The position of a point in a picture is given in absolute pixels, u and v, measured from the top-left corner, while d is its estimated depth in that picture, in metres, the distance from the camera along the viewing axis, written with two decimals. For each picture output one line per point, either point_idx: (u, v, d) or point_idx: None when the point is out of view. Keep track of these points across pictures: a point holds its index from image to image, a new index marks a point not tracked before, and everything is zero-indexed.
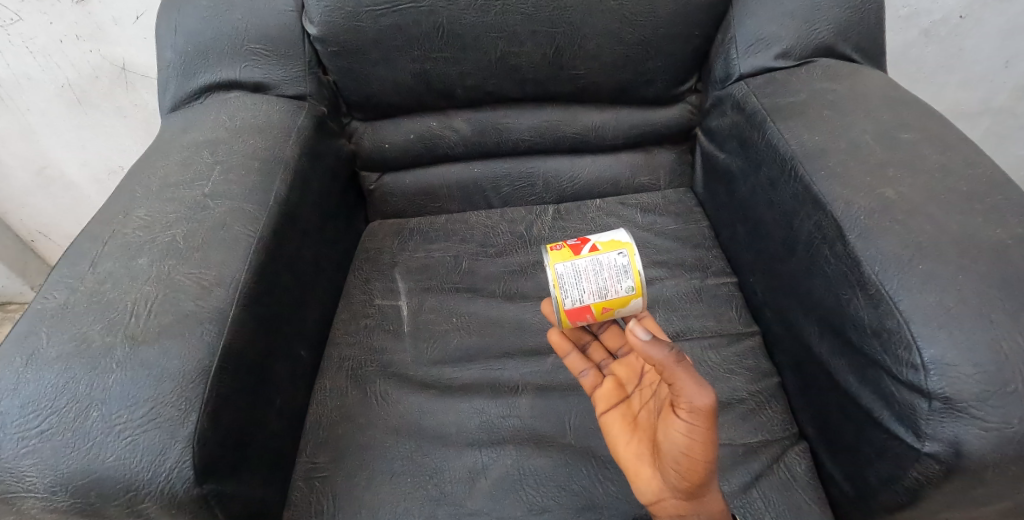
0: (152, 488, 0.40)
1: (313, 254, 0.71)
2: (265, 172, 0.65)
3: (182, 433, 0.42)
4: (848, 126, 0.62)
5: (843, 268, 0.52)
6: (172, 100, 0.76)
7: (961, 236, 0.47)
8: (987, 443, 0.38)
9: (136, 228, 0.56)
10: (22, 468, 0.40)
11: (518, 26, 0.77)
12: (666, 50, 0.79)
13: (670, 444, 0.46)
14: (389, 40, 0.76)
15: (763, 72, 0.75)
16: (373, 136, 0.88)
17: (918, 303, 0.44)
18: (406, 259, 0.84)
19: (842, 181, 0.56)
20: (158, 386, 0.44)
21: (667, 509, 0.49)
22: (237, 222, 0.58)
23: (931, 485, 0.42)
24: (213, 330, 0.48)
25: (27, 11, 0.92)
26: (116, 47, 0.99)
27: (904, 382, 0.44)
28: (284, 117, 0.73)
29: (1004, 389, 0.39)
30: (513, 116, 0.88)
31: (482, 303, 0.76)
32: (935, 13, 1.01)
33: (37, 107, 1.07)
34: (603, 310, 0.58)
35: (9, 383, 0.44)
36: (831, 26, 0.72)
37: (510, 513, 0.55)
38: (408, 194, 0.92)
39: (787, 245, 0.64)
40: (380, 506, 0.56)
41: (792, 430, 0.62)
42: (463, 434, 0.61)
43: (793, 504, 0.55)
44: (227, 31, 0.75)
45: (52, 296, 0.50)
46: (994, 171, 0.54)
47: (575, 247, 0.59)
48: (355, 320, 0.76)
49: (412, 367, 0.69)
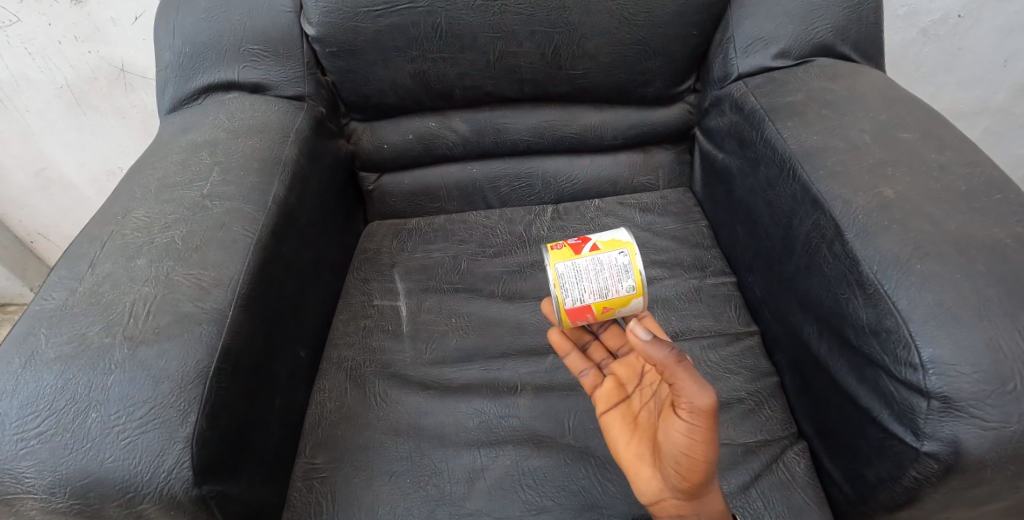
0: (151, 489, 0.40)
1: (312, 254, 0.71)
2: (264, 172, 0.65)
3: (181, 434, 0.42)
4: (846, 125, 0.62)
5: (842, 267, 0.52)
6: (171, 101, 0.76)
7: (960, 235, 0.47)
8: (986, 442, 0.38)
9: (135, 229, 0.56)
10: (21, 469, 0.40)
11: (517, 26, 0.77)
12: (664, 50, 0.79)
13: (670, 444, 0.46)
14: (387, 41, 0.76)
15: (761, 71, 0.75)
16: (372, 137, 0.88)
17: (917, 302, 0.44)
18: (405, 259, 0.84)
19: (841, 180, 0.56)
20: (157, 387, 0.44)
21: (667, 509, 0.49)
22: (235, 223, 0.58)
23: (930, 485, 0.42)
24: (212, 330, 0.48)
25: (26, 12, 0.92)
26: (115, 48, 0.99)
27: (903, 381, 0.44)
28: (283, 118, 0.73)
29: (1002, 388, 0.39)
30: (512, 116, 0.88)
31: (481, 303, 0.76)
32: (934, 12, 1.01)
33: (37, 109, 1.07)
34: (604, 309, 0.58)
35: (8, 384, 0.44)
36: (829, 26, 0.72)
37: (509, 513, 0.55)
38: (407, 195, 0.92)
39: (786, 244, 0.64)
40: (380, 507, 0.56)
41: (791, 429, 0.62)
42: (463, 434, 0.61)
43: (792, 503, 0.55)
44: (226, 32, 0.75)
45: (52, 297, 0.50)
46: (992, 170, 0.54)
47: (575, 246, 0.59)
48: (355, 321, 0.76)
49: (412, 367, 0.69)
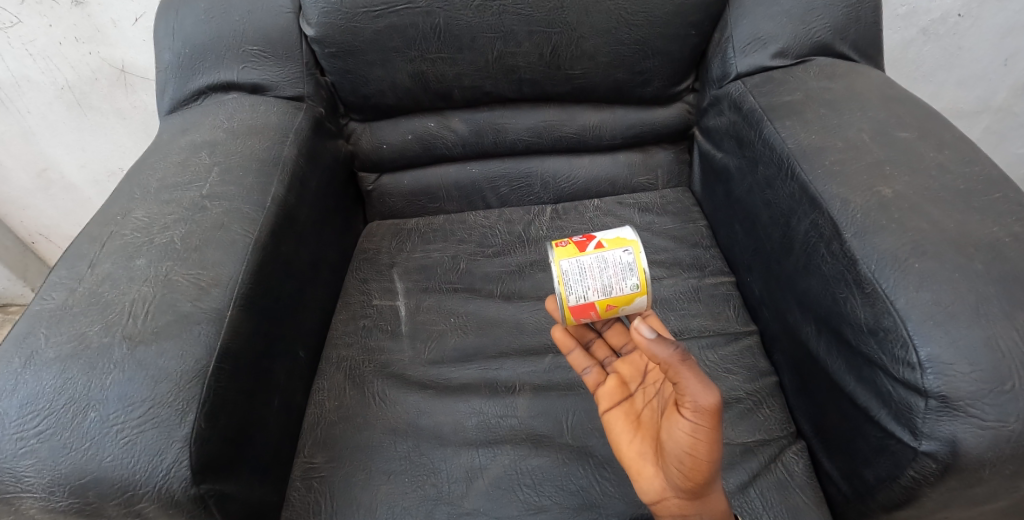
0: (150, 488, 0.40)
1: (311, 254, 0.71)
2: (263, 173, 0.65)
3: (179, 433, 0.42)
4: (845, 125, 0.61)
5: (840, 267, 0.52)
6: (172, 102, 0.76)
7: (957, 234, 0.47)
8: (985, 441, 0.38)
9: (134, 229, 0.57)
10: (21, 468, 0.41)
11: (516, 26, 0.77)
12: (663, 50, 0.79)
13: (673, 443, 0.46)
14: (386, 41, 0.76)
15: (759, 71, 0.75)
16: (371, 137, 0.88)
17: (913, 301, 0.44)
18: (404, 259, 0.84)
19: (839, 180, 0.56)
20: (155, 386, 0.44)
21: (668, 508, 0.48)
22: (234, 223, 0.58)
23: (928, 484, 0.42)
24: (211, 330, 0.49)
25: (26, 14, 0.93)
26: (115, 49, 0.99)
27: (901, 381, 0.43)
28: (282, 118, 0.74)
29: (1001, 388, 0.39)
30: (511, 116, 0.88)
31: (480, 303, 0.76)
32: (934, 11, 1.01)
33: (37, 110, 1.07)
34: (608, 307, 0.58)
35: (9, 383, 0.44)
36: (827, 25, 0.72)
37: (508, 513, 0.55)
38: (406, 194, 0.92)
39: (785, 244, 0.63)
40: (378, 506, 0.56)
41: (789, 429, 0.62)
42: (461, 433, 0.61)
43: (792, 503, 0.54)
44: (226, 33, 0.75)
45: (51, 297, 0.51)
46: (992, 169, 0.53)
47: (581, 244, 0.59)
48: (354, 320, 0.76)
49: (410, 367, 0.69)
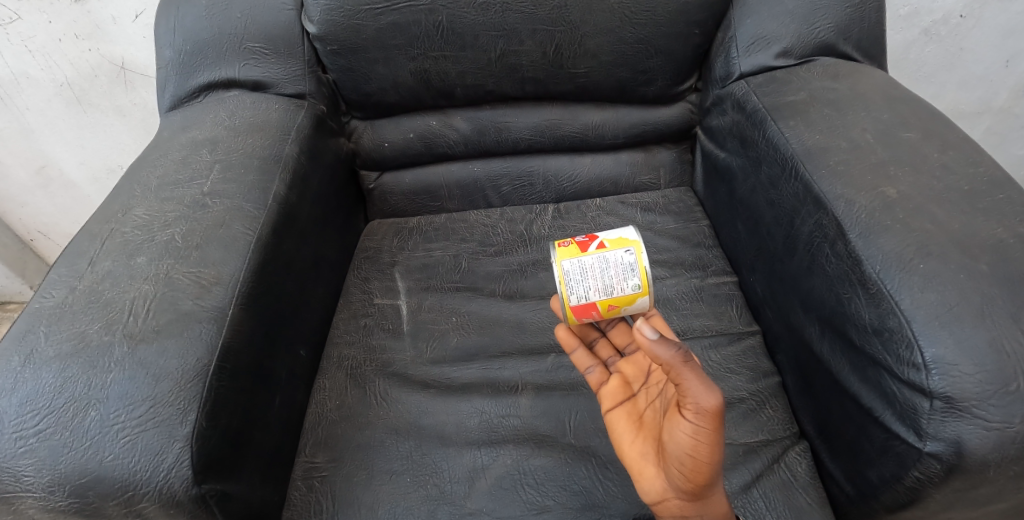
0: (150, 488, 0.40)
1: (312, 252, 0.71)
2: (264, 171, 0.65)
3: (180, 433, 0.42)
4: (849, 125, 0.61)
5: (844, 267, 0.52)
6: (172, 100, 0.76)
7: (962, 235, 0.47)
8: (989, 442, 0.38)
9: (134, 227, 0.56)
10: (21, 468, 0.40)
11: (519, 24, 0.77)
12: (667, 49, 0.79)
13: (675, 445, 0.45)
14: (389, 39, 0.76)
15: (763, 71, 0.75)
16: (373, 135, 0.88)
17: (919, 302, 0.44)
18: (405, 258, 0.84)
19: (844, 180, 0.55)
20: (157, 385, 0.43)
21: (670, 509, 0.48)
22: (236, 221, 0.58)
23: (932, 485, 0.42)
24: (212, 330, 0.48)
25: (26, 10, 0.92)
26: (115, 46, 0.99)
27: (906, 381, 0.43)
28: (283, 116, 0.73)
29: (1005, 389, 0.39)
30: (513, 115, 0.88)
31: (481, 302, 0.76)
32: (936, 12, 1.01)
33: (36, 107, 1.07)
34: (609, 307, 0.58)
35: (8, 381, 0.44)
36: (830, 26, 0.72)
37: (509, 513, 0.54)
38: (407, 193, 0.92)
39: (788, 244, 0.63)
40: (380, 506, 0.55)
41: (792, 429, 0.61)
42: (463, 433, 0.61)
43: (794, 504, 0.54)
44: (227, 30, 0.75)
45: (52, 295, 0.50)
46: (996, 170, 0.53)
47: (583, 244, 0.59)
48: (355, 319, 0.76)
49: (411, 367, 0.68)
